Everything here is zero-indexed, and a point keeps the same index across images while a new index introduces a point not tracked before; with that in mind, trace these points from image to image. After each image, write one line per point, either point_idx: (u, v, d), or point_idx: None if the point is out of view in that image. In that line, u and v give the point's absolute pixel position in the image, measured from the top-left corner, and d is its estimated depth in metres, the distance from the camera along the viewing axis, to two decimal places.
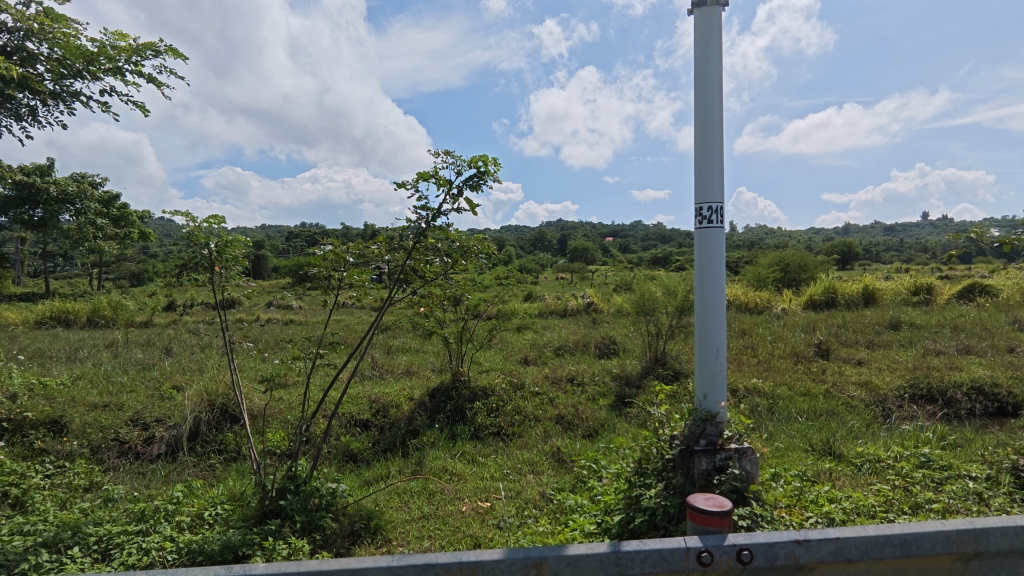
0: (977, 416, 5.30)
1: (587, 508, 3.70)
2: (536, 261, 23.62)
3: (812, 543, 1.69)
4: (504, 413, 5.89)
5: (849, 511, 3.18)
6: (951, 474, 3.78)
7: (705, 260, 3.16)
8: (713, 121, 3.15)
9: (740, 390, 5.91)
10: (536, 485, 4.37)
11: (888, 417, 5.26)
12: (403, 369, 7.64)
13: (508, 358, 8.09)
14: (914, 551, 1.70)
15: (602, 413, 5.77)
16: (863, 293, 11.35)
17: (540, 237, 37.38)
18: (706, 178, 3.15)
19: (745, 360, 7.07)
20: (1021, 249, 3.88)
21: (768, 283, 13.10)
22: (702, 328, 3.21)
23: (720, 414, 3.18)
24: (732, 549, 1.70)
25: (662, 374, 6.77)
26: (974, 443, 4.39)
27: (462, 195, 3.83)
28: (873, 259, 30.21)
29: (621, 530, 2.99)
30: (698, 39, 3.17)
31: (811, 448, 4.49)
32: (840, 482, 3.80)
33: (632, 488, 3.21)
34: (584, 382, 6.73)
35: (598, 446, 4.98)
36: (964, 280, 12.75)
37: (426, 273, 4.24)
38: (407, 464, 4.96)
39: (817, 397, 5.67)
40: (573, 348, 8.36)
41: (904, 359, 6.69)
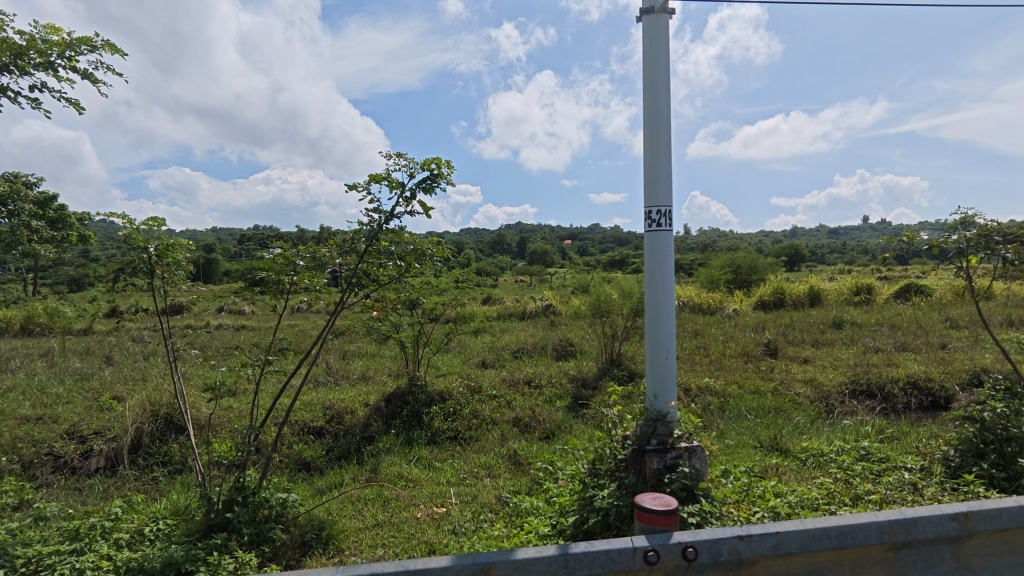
0: (912, 410, 5.57)
1: (543, 510, 3.72)
2: (495, 264, 23.69)
3: (753, 538, 1.73)
4: (461, 417, 5.85)
5: (793, 504, 3.29)
6: (889, 465, 3.96)
7: (655, 262, 3.21)
8: (661, 126, 3.21)
9: (692, 389, 6.04)
10: (493, 488, 4.36)
11: (831, 412, 5.46)
12: (359, 374, 7.51)
13: (466, 361, 8.05)
14: (849, 542, 1.76)
15: (558, 415, 5.81)
16: (809, 294, 11.81)
17: (500, 240, 37.46)
18: (656, 181, 3.21)
19: (697, 359, 7.24)
20: (949, 251, 4.11)
21: (719, 284, 13.47)
22: (652, 329, 3.26)
23: (670, 414, 3.25)
24: (677, 547, 1.72)
25: (618, 375, 6.88)
26: (909, 435, 4.60)
27: (416, 197, 3.80)
28: (818, 260, 31.52)
29: (575, 531, 3.00)
30: (646, 46, 3.23)
31: (759, 444, 4.63)
32: (786, 477, 3.93)
33: (586, 489, 3.23)
34: (541, 385, 6.75)
35: (554, 448, 5.01)
36: (901, 281, 13.42)
37: (379, 277, 4.18)
38: (361, 472, 4.86)
39: (766, 394, 5.85)
40: (530, 350, 8.40)
41: (846, 357, 6.98)
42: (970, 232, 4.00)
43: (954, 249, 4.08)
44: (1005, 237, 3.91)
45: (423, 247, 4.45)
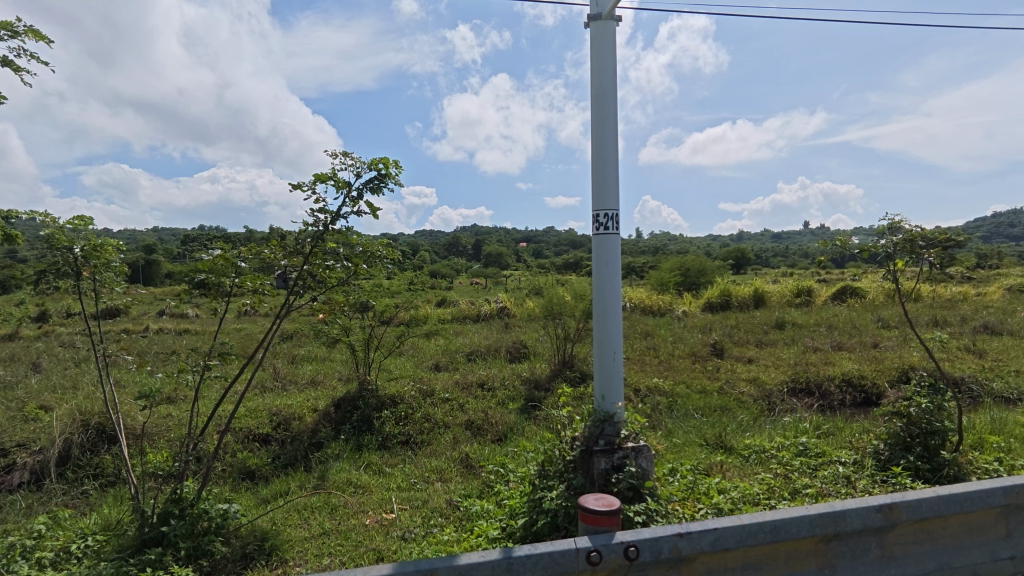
0: (847, 406, 5.85)
1: (493, 513, 3.71)
2: (450, 267, 23.55)
3: (693, 535, 1.77)
4: (413, 421, 5.76)
5: (736, 500, 3.39)
6: (825, 460, 4.13)
7: (602, 265, 3.26)
8: (608, 130, 3.26)
9: (642, 389, 6.15)
10: (444, 492, 4.31)
11: (773, 410, 5.67)
12: (308, 379, 7.30)
13: (419, 365, 7.96)
14: (782, 535, 1.82)
15: (511, 417, 5.80)
16: (754, 296, 12.25)
17: (455, 242, 37.28)
18: (602, 184, 3.25)
19: (648, 360, 7.39)
20: (878, 256, 4.34)
21: (669, 287, 13.81)
22: (599, 330, 3.30)
23: (618, 414, 3.29)
24: (619, 546, 1.74)
25: (570, 377, 6.94)
26: (844, 431, 4.82)
27: (363, 197, 3.74)
28: (763, 263, 32.75)
29: (524, 533, 3.00)
30: (593, 50, 3.27)
31: (705, 442, 4.75)
32: (730, 473, 4.04)
33: (535, 491, 3.23)
34: (494, 387, 6.73)
35: (506, 450, 5.00)
36: (838, 283, 14.10)
37: (326, 279, 4.07)
38: (309, 479, 4.72)
39: (712, 393, 6.01)
40: (484, 353, 8.38)
41: (787, 356, 7.26)
42: (897, 237, 4.23)
43: (882, 253, 4.31)
44: (927, 242, 4.16)
45: (372, 249, 4.38)
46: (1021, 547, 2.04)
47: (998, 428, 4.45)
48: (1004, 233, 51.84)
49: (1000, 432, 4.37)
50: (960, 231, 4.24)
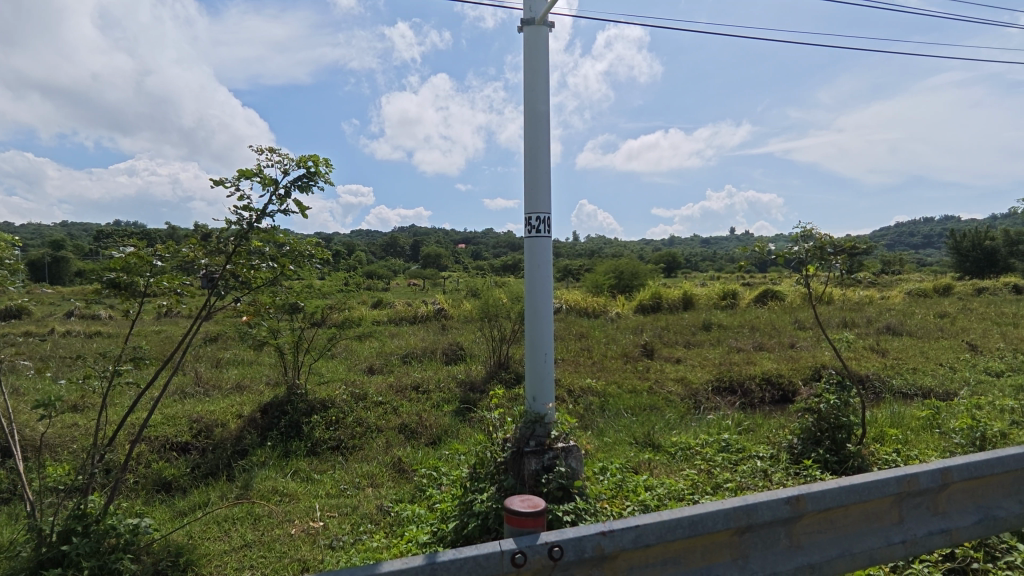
0: (766, 403, 6.17)
1: (424, 517, 3.66)
2: (387, 268, 23.19)
3: (616, 532, 1.80)
4: (344, 425, 5.60)
5: (661, 496, 3.50)
6: (745, 455, 4.33)
7: (534, 268, 3.29)
8: (540, 134, 3.29)
9: (576, 390, 6.26)
10: (374, 498, 4.21)
11: (699, 408, 5.90)
12: (232, 383, 6.96)
13: (352, 367, 7.76)
14: (700, 530, 1.88)
15: (445, 419, 5.75)
16: (683, 298, 12.74)
17: (392, 242, 36.72)
18: (534, 187, 3.28)
19: (582, 361, 7.52)
20: (792, 261, 4.61)
21: (603, 290, 14.14)
22: (531, 332, 3.33)
23: (549, 415, 3.34)
24: (544, 547, 1.74)
25: (505, 378, 6.97)
26: (762, 426, 5.09)
27: (289, 195, 3.62)
28: (693, 267, 34.18)
29: (455, 537, 2.98)
30: (526, 54, 3.30)
31: (634, 440, 4.88)
32: (657, 470, 4.17)
33: (466, 494, 3.22)
34: (429, 390, 6.65)
35: (439, 453, 4.96)
36: (760, 286, 14.91)
37: (250, 279, 3.90)
38: (231, 488, 4.49)
39: (642, 393, 6.19)
40: (420, 355, 8.27)
41: (712, 356, 7.59)
42: (809, 244, 4.52)
43: (796, 259, 4.59)
44: (835, 248, 4.47)
45: (300, 248, 4.23)
46: (912, 530, 2.21)
47: (896, 421, 4.82)
48: (906, 242, 56.39)
49: (898, 425, 4.74)
50: (865, 238, 4.58)
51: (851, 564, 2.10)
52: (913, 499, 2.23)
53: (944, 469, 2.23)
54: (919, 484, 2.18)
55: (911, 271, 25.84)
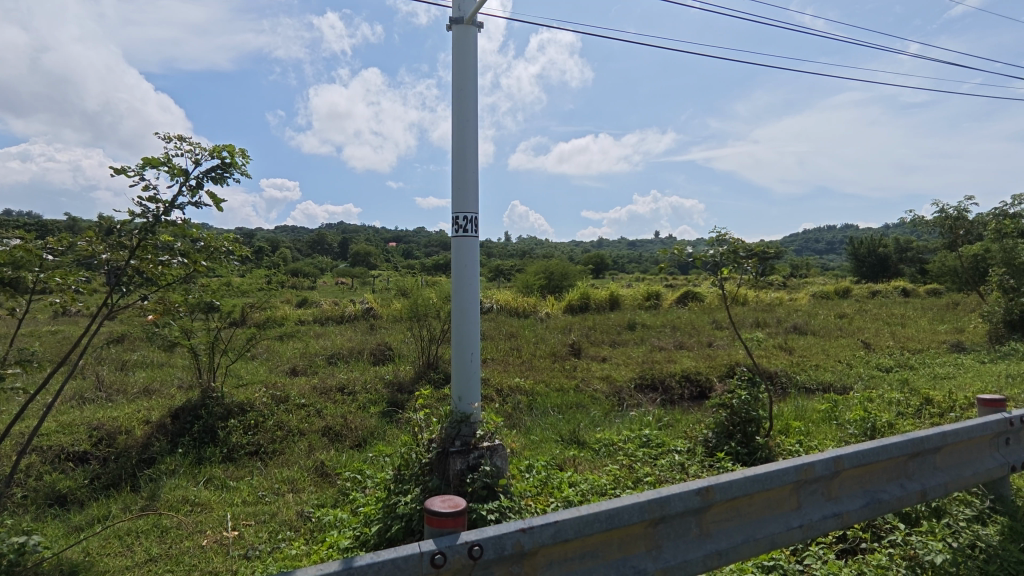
0: (685, 399, 6.46)
1: (347, 522, 3.57)
2: (313, 266, 22.43)
3: (535, 529, 1.82)
4: (264, 430, 5.36)
5: (584, 492, 3.58)
6: (663, 449, 4.52)
7: (460, 268, 3.28)
8: (468, 134, 3.29)
9: (504, 389, 6.30)
10: (295, 504, 4.06)
11: (622, 404, 6.10)
12: (139, 387, 6.50)
13: (273, 369, 7.44)
14: (616, 523, 1.94)
15: (371, 421, 5.63)
16: (609, 299, 13.12)
17: (319, 239, 35.58)
18: (462, 187, 3.27)
19: (511, 360, 7.58)
20: (708, 264, 4.87)
21: (534, 290, 14.34)
22: (458, 332, 3.31)
23: (474, 414, 3.34)
24: (464, 547, 1.74)
25: (434, 379, 6.91)
26: (680, 422, 5.33)
27: (201, 187, 3.43)
28: (621, 268, 35.22)
29: (378, 541, 2.93)
30: (455, 54, 3.29)
31: (560, 438, 4.97)
32: (581, 467, 4.26)
33: (390, 496, 3.17)
34: (355, 391, 6.49)
35: (365, 455, 4.86)
36: (682, 287, 15.60)
37: (160, 276, 3.67)
38: (135, 500, 4.18)
39: (569, 391, 6.32)
40: (346, 356, 8.07)
41: (636, 355, 7.87)
42: (722, 248, 4.79)
43: (711, 262, 4.85)
44: (747, 252, 4.74)
45: (216, 244, 4.01)
46: (808, 515, 2.38)
47: (800, 414, 5.18)
48: (813, 247, 60.66)
49: (801, 418, 5.10)
50: (774, 244, 4.88)
51: (755, 549, 2.23)
52: (809, 486, 2.40)
53: (837, 457, 2.41)
54: (815, 472, 2.35)
55: (816, 275, 27.90)
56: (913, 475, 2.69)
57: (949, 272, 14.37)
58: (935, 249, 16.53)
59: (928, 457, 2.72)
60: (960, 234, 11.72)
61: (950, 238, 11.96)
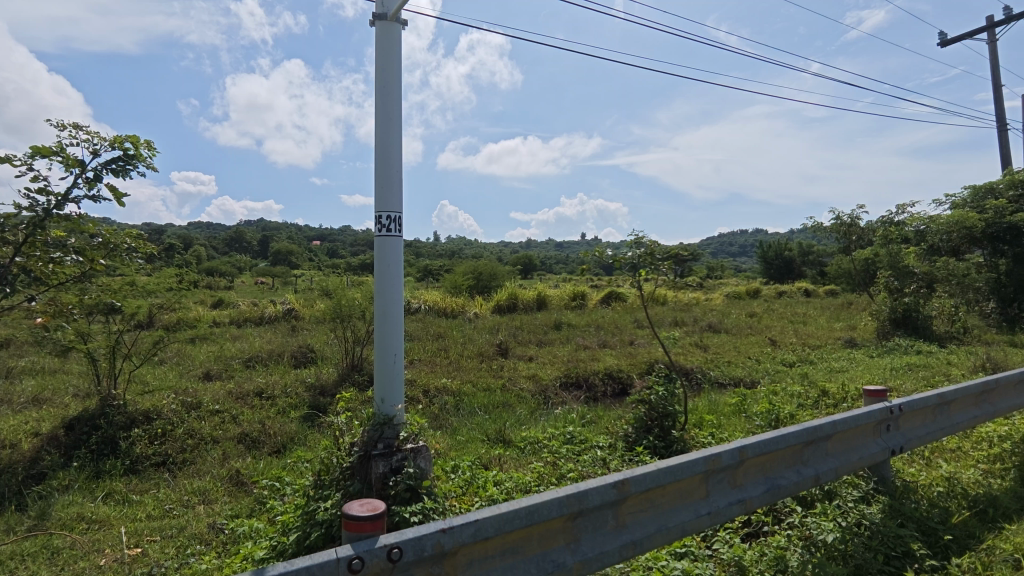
0: (607, 396, 6.68)
1: (263, 532, 3.42)
2: (229, 265, 21.29)
3: (455, 529, 1.83)
4: (173, 438, 5.03)
5: (509, 490, 3.62)
6: (586, 445, 4.65)
7: (384, 268, 3.24)
8: (392, 132, 3.25)
9: (431, 390, 6.25)
10: (206, 516, 3.85)
11: (548, 403, 6.22)
12: (27, 396, 5.93)
13: (184, 374, 7.00)
14: (535, 519, 1.98)
15: (292, 426, 5.42)
16: (537, 299, 13.32)
17: (237, 236, 33.82)
18: (385, 187, 3.23)
19: (438, 361, 7.54)
20: (627, 265, 5.06)
21: (462, 290, 14.32)
22: (380, 333, 3.26)
23: (397, 416, 3.30)
24: (382, 550, 1.72)
25: (358, 381, 6.75)
26: (602, 418, 5.50)
27: (99, 179, 3.20)
28: (548, 269, 35.81)
29: (296, 549, 2.83)
30: (378, 50, 3.24)
31: (486, 438, 5.00)
32: (506, 465, 4.30)
33: (308, 503, 3.08)
34: (274, 395, 6.23)
35: (284, 462, 4.68)
36: (606, 288, 16.09)
37: (51, 276, 3.37)
38: (21, 520, 3.81)
39: (495, 391, 6.36)
40: (265, 358, 7.73)
41: (562, 353, 8.04)
42: (640, 251, 4.98)
43: (630, 263, 5.05)
44: (663, 254, 4.95)
45: (117, 240, 3.74)
46: (715, 503, 2.53)
47: (712, 408, 5.49)
48: (727, 249, 64.25)
49: (714, 412, 5.40)
50: (690, 246, 5.14)
51: (667, 537, 2.35)
52: (717, 475, 2.55)
53: (741, 448, 2.58)
54: (722, 462, 2.50)
55: (729, 276, 29.61)
56: (808, 462, 2.92)
57: (844, 274, 15.70)
58: (832, 254, 18.00)
59: (821, 444, 2.96)
60: (853, 240, 12.79)
61: (845, 243, 13.04)
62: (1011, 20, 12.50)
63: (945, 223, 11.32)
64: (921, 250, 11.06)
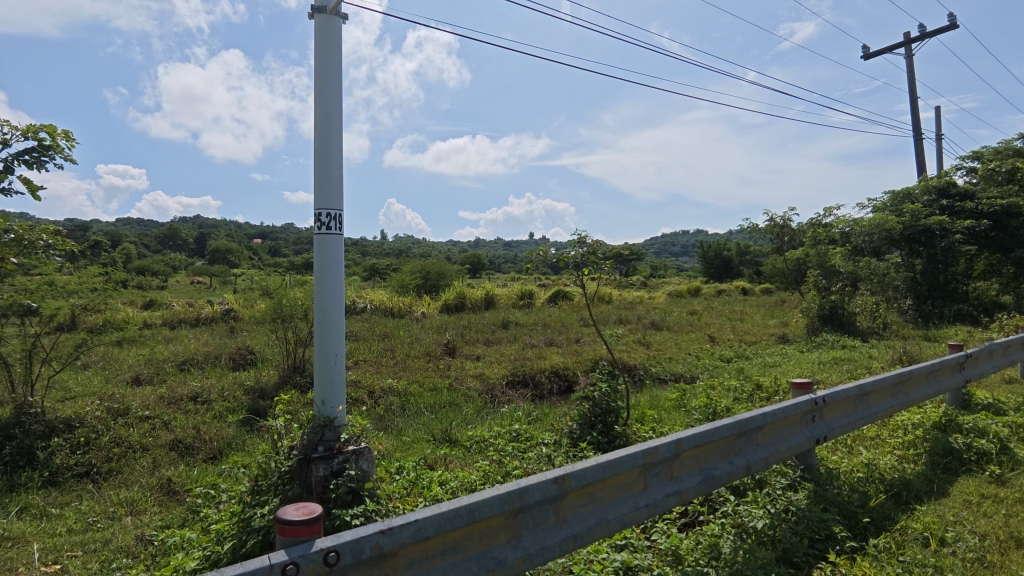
0: (553, 394, 6.76)
1: (196, 541, 3.28)
2: (162, 264, 20.24)
3: (394, 530, 1.81)
4: (98, 447, 4.75)
5: (453, 490, 3.61)
6: (532, 442, 4.69)
7: (324, 267, 3.16)
8: (332, 128, 3.18)
9: (376, 391, 6.15)
10: (135, 528, 3.66)
11: (494, 402, 6.23)
12: None
13: (110, 379, 6.61)
14: (477, 517, 1.99)
15: (229, 430, 5.22)
16: (484, 298, 13.32)
17: (171, 233, 32.19)
18: (325, 184, 3.16)
19: (384, 361, 7.43)
20: (570, 264, 5.13)
21: (409, 290, 14.15)
22: (321, 334, 3.19)
23: (338, 418, 3.24)
24: (319, 554, 1.68)
25: (300, 383, 6.56)
26: (547, 415, 5.57)
27: (9, 171, 2.98)
28: (497, 269, 35.85)
29: (231, 558, 2.73)
30: (317, 43, 3.16)
31: (432, 437, 4.97)
32: (452, 465, 4.29)
33: (244, 510, 2.97)
34: (210, 399, 5.98)
35: (220, 468, 4.50)
36: (554, 286, 16.28)
37: None
38: None
39: (442, 390, 6.33)
40: (200, 361, 7.40)
41: (509, 352, 8.08)
42: (583, 250, 5.07)
43: (573, 262, 5.13)
44: (606, 254, 5.06)
45: (32, 237, 3.51)
46: (653, 495, 2.61)
47: (654, 404, 5.65)
48: (670, 249, 66.12)
49: (655, 407, 5.56)
50: (631, 246, 5.27)
51: (607, 530, 2.40)
52: (654, 468, 2.63)
53: (677, 440, 2.66)
54: (659, 455, 2.58)
55: (672, 275, 30.54)
56: (740, 452, 3.05)
57: (777, 273, 16.48)
58: (767, 254, 18.86)
59: (752, 435, 3.10)
60: (786, 240, 13.44)
61: (778, 243, 13.67)
62: (925, 36, 13.48)
63: (867, 225, 12.06)
64: (846, 251, 11.76)
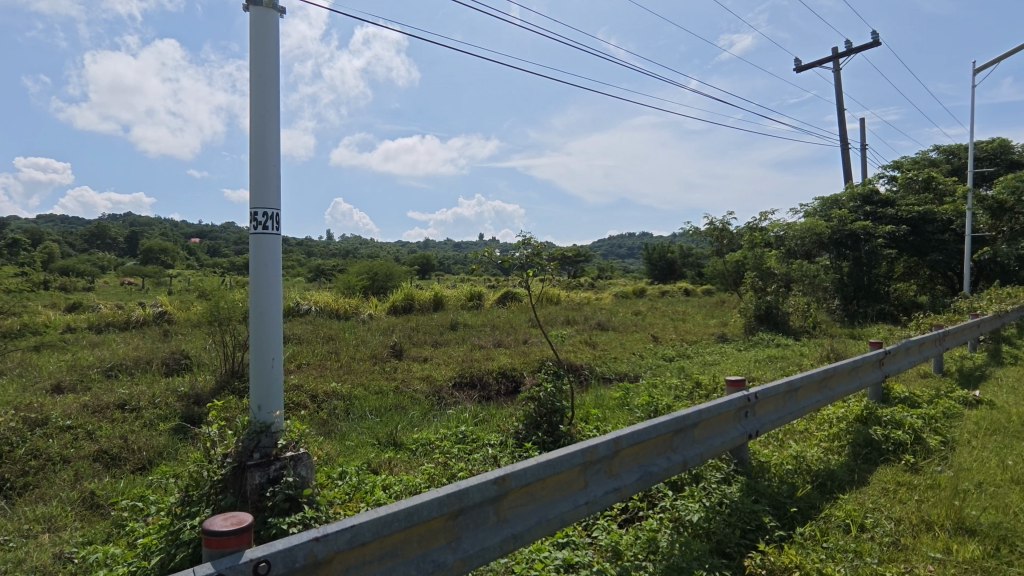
0: (500, 395, 6.77)
1: (120, 557, 3.10)
2: (89, 264, 19.09)
3: (329, 536, 1.77)
4: (12, 461, 4.43)
5: (396, 494, 3.57)
6: (478, 444, 4.69)
7: (260, 268, 3.06)
8: (269, 125, 3.09)
9: (319, 395, 6.00)
10: (52, 546, 3.42)
11: (441, 404, 6.19)
12: None
13: (28, 387, 6.17)
14: (415, 520, 1.97)
15: (161, 439, 4.97)
16: (433, 299, 13.23)
17: (99, 231, 30.39)
18: (262, 183, 3.06)
19: (328, 364, 7.26)
20: (515, 266, 5.15)
21: (356, 291, 13.88)
22: (256, 337, 3.09)
23: (275, 423, 3.15)
24: (248, 565, 1.62)
25: (238, 388, 6.33)
26: (494, 416, 5.58)
27: None
28: (447, 270, 35.64)
29: (159, 573, 2.59)
30: (252, 37, 3.06)
31: (377, 441, 4.89)
32: (396, 468, 4.24)
33: (173, 522, 2.83)
34: (140, 406, 5.68)
35: (150, 478, 4.28)
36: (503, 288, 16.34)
37: None
38: None
39: (388, 393, 6.23)
40: (129, 367, 7.01)
41: (457, 353, 8.05)
42: (528, 251, 5.10)
43: (518, 264, 5.16)
44: (550, 255, 5.11)
45: None
46: (593, 493, 2.66)
47: (598, 403, 5.76)
48: (618, 251, 67.51)
49: (600, 406, 5.66)
50: (575, 247, 5.35)
51: (547, 529, 2.43)
52: (594, 466, 2.68)
53: (616, 438, 2.72)
54: (598, 453, 2.62)
55: (619, 276, 31.23)
56: (677, 449, 3.15)
57: (717, 274, 17.12)
58: (708, 256, 19.58)
59: (688, 431, 3.20)
60: (726, 243, 13.96)
61: (718, 246, 14.19)
62: (851, 52, 14.32)
63: (799, 229, 12.69)
64: (780, 254, 12.33)
